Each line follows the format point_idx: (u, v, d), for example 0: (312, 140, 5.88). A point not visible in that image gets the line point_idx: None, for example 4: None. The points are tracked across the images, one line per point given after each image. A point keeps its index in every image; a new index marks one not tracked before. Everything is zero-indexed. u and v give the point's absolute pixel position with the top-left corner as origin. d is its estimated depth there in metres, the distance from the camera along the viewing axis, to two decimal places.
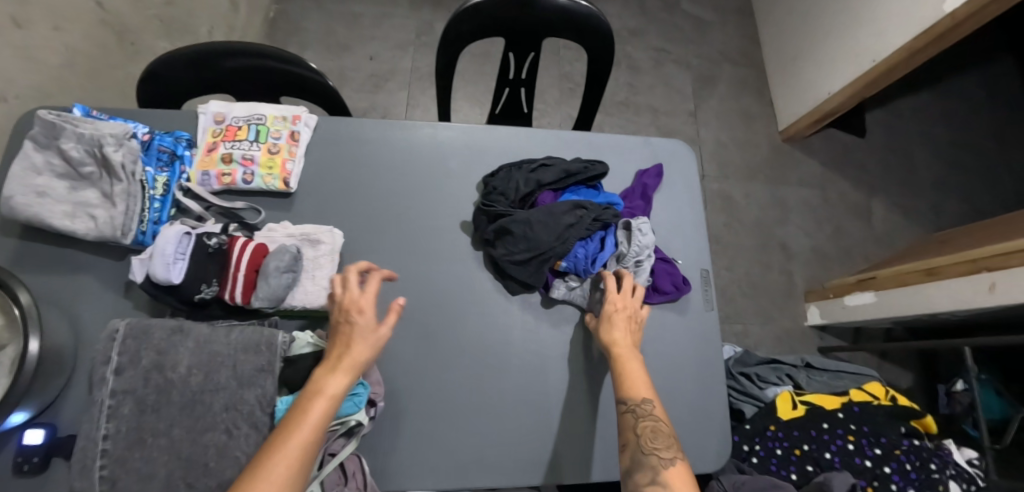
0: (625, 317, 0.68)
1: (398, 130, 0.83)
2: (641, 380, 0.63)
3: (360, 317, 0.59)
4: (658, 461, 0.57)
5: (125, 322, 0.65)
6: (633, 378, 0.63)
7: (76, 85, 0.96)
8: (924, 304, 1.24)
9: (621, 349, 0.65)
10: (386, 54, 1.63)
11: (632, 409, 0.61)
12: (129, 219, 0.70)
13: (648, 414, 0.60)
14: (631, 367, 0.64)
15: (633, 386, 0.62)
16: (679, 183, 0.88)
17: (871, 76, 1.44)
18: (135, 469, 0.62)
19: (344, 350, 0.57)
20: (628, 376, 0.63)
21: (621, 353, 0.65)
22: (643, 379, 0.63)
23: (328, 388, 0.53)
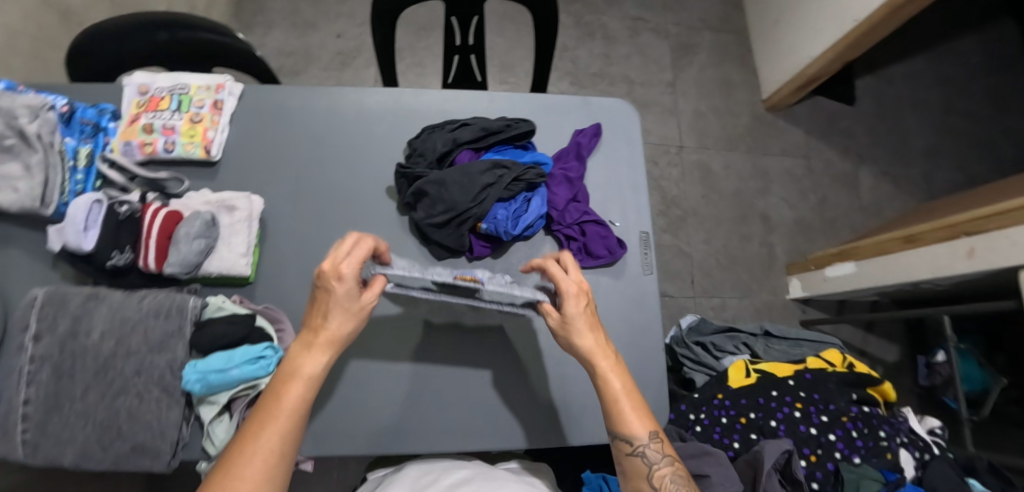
0: (592, 325, 0.61)
1: (324, 96, 0.81)
2: (635, 411, 0.59)
3: (340, 289, 0.55)
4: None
5: (45, 290, 0.65)
6: (628, 412, 0.59)
7: (17, 64, 0.96)
8: (903, 273, 1.17)
9: (601, 361, 0.60)
10: (352, 31, 1.61)
11: (640, 450, 0.58)
12: (50, 189, 0.69)
13: (657, 453, 0.58)
14: (624, 396, 0.59)
15: (631, 423, 0.58)
16: (619, 144, 0.85)
17: (853, 37, 1.36)
18: (53, 433, 0.63)
19: (320, 325, 0.56)
20: (622, 410, 0.59)
21: (611, 378, 0.59)
22: (628, 388, 0.60)
23: (304, 369, 0.55)
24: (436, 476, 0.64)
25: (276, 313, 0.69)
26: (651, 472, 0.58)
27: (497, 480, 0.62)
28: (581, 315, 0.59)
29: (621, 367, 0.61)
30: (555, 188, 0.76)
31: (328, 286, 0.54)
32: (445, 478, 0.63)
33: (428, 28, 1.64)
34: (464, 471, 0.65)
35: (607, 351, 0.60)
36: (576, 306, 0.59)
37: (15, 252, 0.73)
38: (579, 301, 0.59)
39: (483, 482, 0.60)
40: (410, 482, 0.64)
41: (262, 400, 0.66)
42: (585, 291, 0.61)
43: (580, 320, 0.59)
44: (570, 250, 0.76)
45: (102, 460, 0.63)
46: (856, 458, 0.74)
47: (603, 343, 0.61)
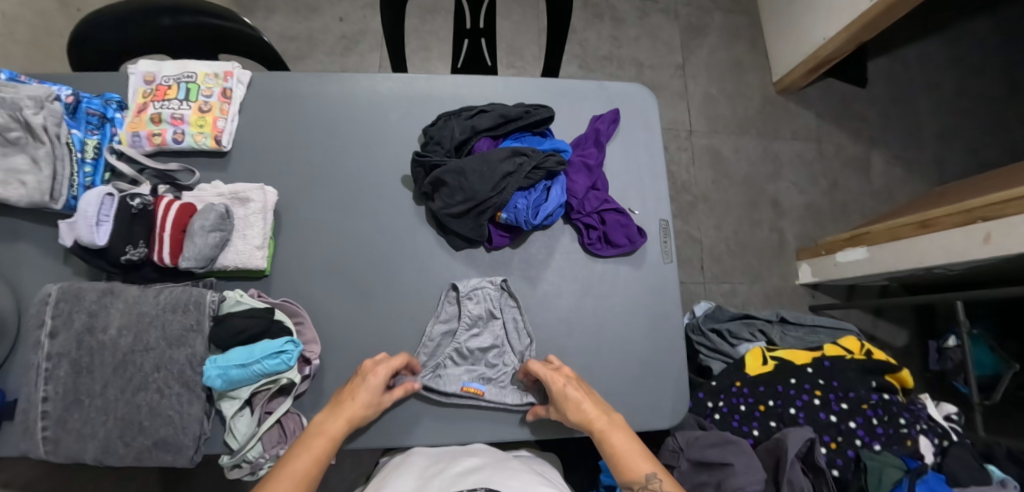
0: (581, 393, 0.64)
1: (335, 82, 0.78)
2: (635, 453, 0.60)
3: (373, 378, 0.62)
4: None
5: (58, 286, 0.64)
6: (629, 457, 0.60)
7: (15, 51, 0.93)
8: (917, 259, 1.16)
9: (600, 425, 0.62)
10: (356, 15, 1.57)
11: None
12: (58, 183, 0.68)
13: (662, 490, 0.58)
14: (623, 444, 0.61)
15: (635, 466, 0.59)
16: (637, 130, 0.83)
17: (868, 19, 1.32)
18: (73, 429, 0.62)
19: (347, 398, 0.62)
20: (625, 457, 0.60)
21: (610, 437, 0.61)
22: (636, 451, 0.61)
23: (329, 429, 0.59)
24: (446, 463, 0.63)
25: (294, 306, 0.68)
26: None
27: (508, 469, 0.60)
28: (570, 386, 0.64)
29: (623, 430, 0.63)
30: (575, 176, 0.75)
31: (363, 378, 0.63)
32: (455, 465, 0.62)
33: (433, 11, 1.60)
34: (475, 458, 0.63)
35: (599, 411, 0.63)
36: (563, 384, 0.63)
37: (26, 246, 0.72)
38: (568, 384, 0.64)
39: (493, 472, 0.58)
40: (419, 467, 0.63)
41: (285, 394, 0.66)
42: (568, 376, 0.65)
43: (569, 393, 0.63)
44: (589, 239, 0.75)
45: (124, 456, 0.62)
46: (877, 445, 0.73)
47: (595, 401, 0.64)
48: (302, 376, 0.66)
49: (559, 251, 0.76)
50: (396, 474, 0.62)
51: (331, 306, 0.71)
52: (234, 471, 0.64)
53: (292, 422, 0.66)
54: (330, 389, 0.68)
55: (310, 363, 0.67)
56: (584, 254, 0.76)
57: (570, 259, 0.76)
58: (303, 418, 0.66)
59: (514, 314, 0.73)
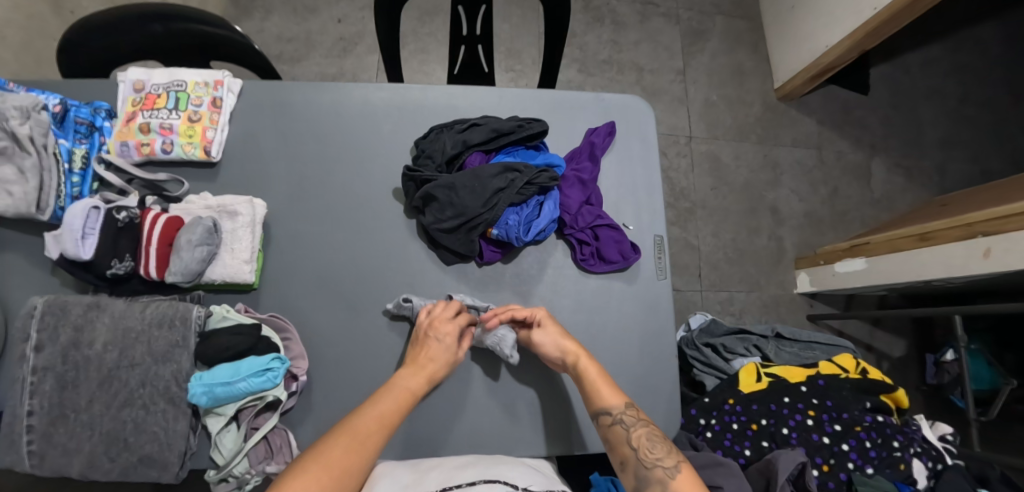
0: (559, 330, 0.67)
1: (328, 93, 0.77)
2: (605, 385, 0.64)
3: (444, 337, 0.66)
4: (665, 472, 0.56)
5: (44, 299, 0.64)
6: (597, 385, 0.63)
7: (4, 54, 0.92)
8: (915, 271, 1.15)
9: (579, 359, 0.65)
10: (354, 15, 1.55)
11: (618, 419, 0.62)
12: (45, 194, 0.67)
13: (632, 417, 0.62)
14: (597, 376, 0.64)
15: (604, 395, 0.63)
16: (633, 144, 0.82)
17: (871, 26, 1.31)
18: (58, 444, 0.62)
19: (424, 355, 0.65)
20: (596, 387, 0.64)
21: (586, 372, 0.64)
22: (612, 389, 0.64)
23: (408, 385, 0.63)
24: (437, 459, 0.63)
25: (281, 321, 0.67)
26: (629, 435, 0.61)
27: (502, 464, 0.62)
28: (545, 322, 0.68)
29: (598, 369, 0.66)
30: (568, 191, 0.74)
31: (432, 329, 0.65)
32: (448, 460, 0.63)
33: (432, 13, 1.58)
34: (466, 455, 0.64)
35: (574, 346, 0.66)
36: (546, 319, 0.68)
37: (14, 256, 0.71)
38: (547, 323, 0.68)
39: (488, 465, 0.60)
40: (411, 464, 0.63)
41: (272, 409, 0.66)
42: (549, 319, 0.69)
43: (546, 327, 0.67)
44: (582, 255, 0.74)
45: (109, 471, 0.62)
46: (869, 469, 0.73)
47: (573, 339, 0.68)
48: (288, 393, 0.65)
49: (551, 266, 0.75)
50: (389, 467, 0.61)
51: (319, 320, 0.70)
52: (222, 484, 0.64)
53: (278, 437, 0.66)
54: (318, 404, 0.68)
55: (298, 379, 0.66)
56: (577, 269, 0.75)
57: (562, 275, 0.75)
58: (290, 434, 0.66)
59: None
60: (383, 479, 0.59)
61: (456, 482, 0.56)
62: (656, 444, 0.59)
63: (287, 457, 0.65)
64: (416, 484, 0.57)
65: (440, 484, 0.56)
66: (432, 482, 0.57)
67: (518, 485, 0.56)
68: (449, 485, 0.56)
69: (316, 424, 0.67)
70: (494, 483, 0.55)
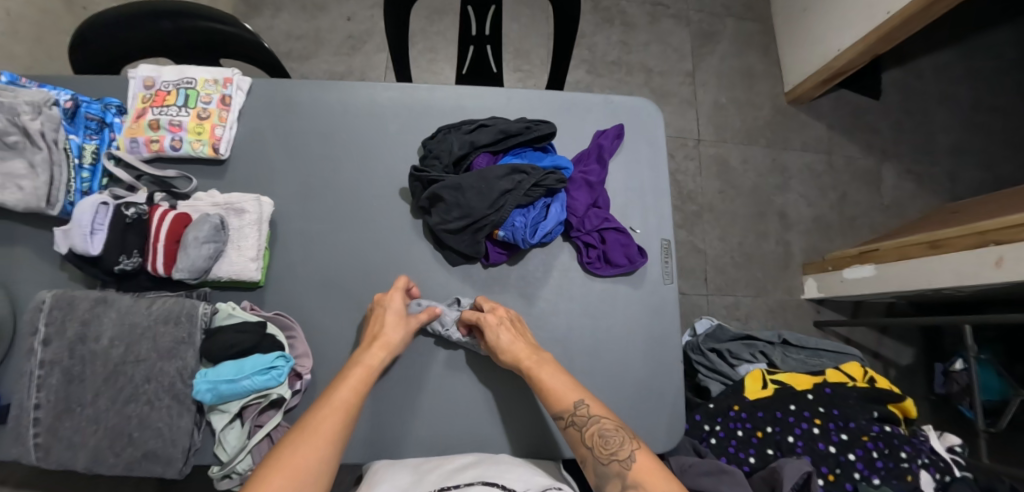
0: (512, 333, 0.65)
1: (336, 92, 0.77)
2: (553, 388, 0.61)
3: (393, 309, 0.66)
4: (621, 465, 0.56)
5: (52, 293, 0.64)
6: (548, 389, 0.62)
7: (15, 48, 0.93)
8: (925, 280, 1.14)
9: (528, 360, 0.63)
10: (363, 14, 1.56)
11: (571, 420, 0.60)
12: (55, 189, 0.68)
13: (584, 416, 0.60)
14: (545, 379, 0.62)
15: (553, 399, 0.61)
16: (641, 147, 0.81)
17: (884, 30, 1.29)
18: (64, 437, 0.62)
19: (378, 330, 0.65)
20: (545, 390, 0.62)
21: (536, 371, 0.63)
22: (566, 384, 0.62)
23: (364, 360, 0.62)
24: (439, 459, 0.64)
25: (287, 320, 0.67)
26: (583, 435, 0.59)
27: (503, 464, 0.62)
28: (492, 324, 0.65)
29: (551, 365, 0.64)
30: (575, 193, 0.74)
31: (382, 303, 0.66)
32: (449, 461, 0.63)
33: (441, 12, 1.58)
34: (468, 456, 0.64)
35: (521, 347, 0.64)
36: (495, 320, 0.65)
37: (23, 250, 0.72)
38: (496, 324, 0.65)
39: (489, 467, 0.60)
40: (415, 463, 0.64)
41: (276, 407, 0.66)
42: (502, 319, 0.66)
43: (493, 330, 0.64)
44: (588, 258, 0.74)
45: (114, 465, 0.62)
46: (876, 479, 0.72)
47: (528, 339, 0.66)
48: (292, 391, 0.65)
49: (557, 269, 0.75)
50: (391, 468, 0.63)
51: (324, 319, 0.70)
52: (224, 481, 0.64)
53: (281, 435, 0.66)
54: None
55: (302, 378, 0.66)
56: (582, 272, 0.75)
57: (567, 277, 0.74)
58: (293, 432, 0.66)
59: None
60: (381, 482, 0.59)
61: (453, 483, 0.56)
62: (610, 440, 0.58)
63: None
64: (414, 485, 0.58)
65: (437, 483, 0.57)
66: (430, 482, 0.58)
67: (514, 489, 0.55)
68: (446, 486, 0.56)
69: None
70: (490, 487, 0.55)
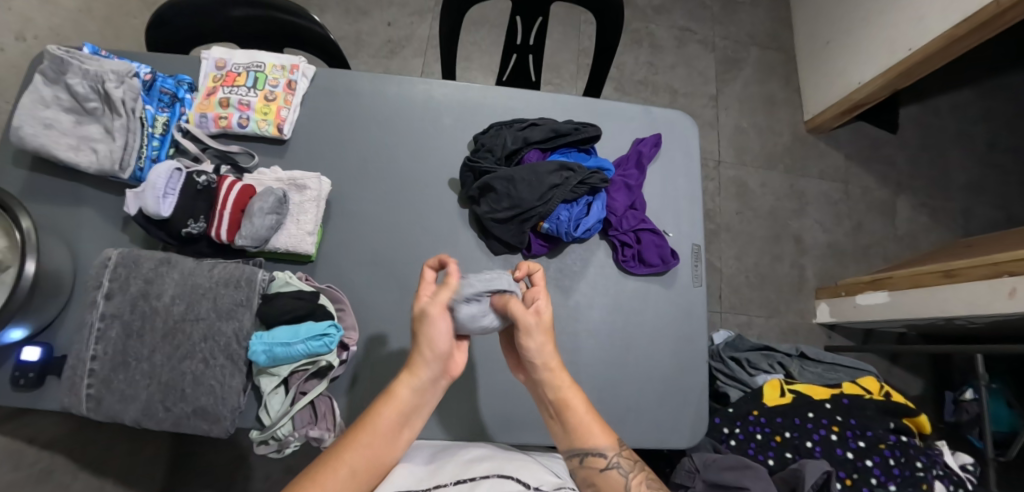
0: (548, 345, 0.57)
1: (393, 84, 0.82)
2: (595, 424, 0.57)
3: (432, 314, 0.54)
4: None
5: (118, 251, 0.68)
6: (583, 423, 0.57)
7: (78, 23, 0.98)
8: (938, 308, 1.16)
9: (563, 388, 0.57)
10: (404, 20, 1.62)
11: (613, 462, 0.56)
12: (128, 154, 0.72)
13: (628, 460, 0.56)
14: (588, 413, 0.57)
15: (593, 436, 0.56)
16: (677, 157, 0.85)
17: (905, 66, 1.35)
18: (117, 389, 0.65)
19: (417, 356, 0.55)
20: (583, 426, 0.57)
21: (570, 399, 0.57)
22: (595, 421, 0.58)
23: (399, 395, 0.55)
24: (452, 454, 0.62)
25: (337, 293, 0.70)
26: (626, 482, 0.55)
27: (518, 460, 0.60)
28: (540, 327, 0.56)
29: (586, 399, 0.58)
30: (615, 194, 0.78)
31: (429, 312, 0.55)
32: (464, 454, 0.61)
33: (478, 23, 1.65)
34: (479, 449, 0.63)
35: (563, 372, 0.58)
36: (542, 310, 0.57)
37: (88, 212, 0.77)
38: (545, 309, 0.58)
39: (503, 461, 0.58)
40: (427, 456, 0.62)
41: (320, 377, 0.68)
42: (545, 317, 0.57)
43: (535, 331, 0.55)
44: (623, 256, 0.77)
45: (162, 420, 0.65)
46: (892, 486, 0.75)
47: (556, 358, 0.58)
48: (339, 361, 0.68)
49: (594, 265, 0.78)
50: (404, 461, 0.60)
51: (370, 297, 0.73)
52: (261, 445, 0.66)
53: (322, 404, 0.68)
54: (364, 377, 0.71)
55: (348, 349, 0.69)
56: (617, 270, 0.79)
57: (603, 273, 0.78)
58: (334, 401, 0.68)
59: None
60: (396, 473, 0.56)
61: (470, 475, 0.54)
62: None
63: (329, 424, 0.68)
64: (431, 475, 0.55)
65: (454, 474, 0.55)
66: (447, 473, 0.55)
67: (529, 484, 0.52)
68: (462, 478, 0.53)
69: (360, 395, 0.70)
70: (506, 481, 0.52)
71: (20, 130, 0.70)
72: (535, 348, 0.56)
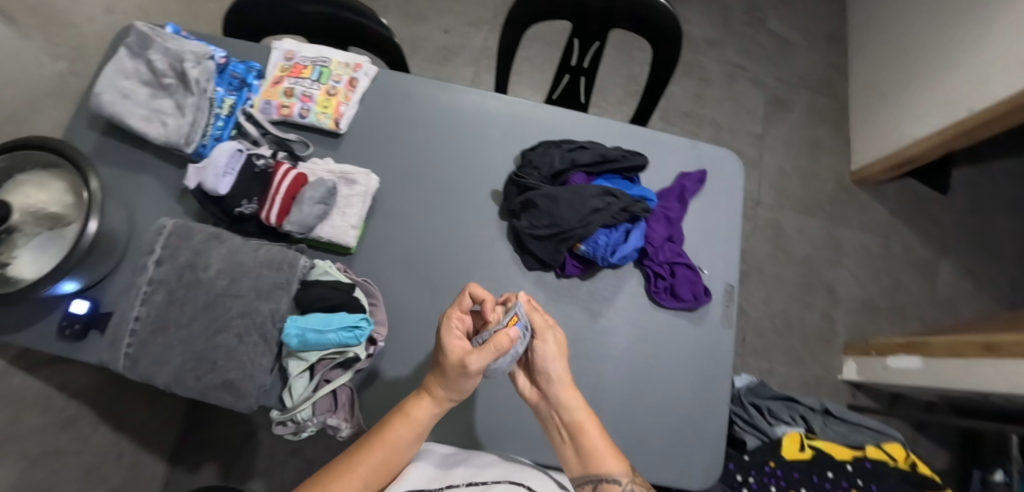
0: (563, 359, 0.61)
1: (448, 92, 0.84)
2: (608, 447, 0.57)
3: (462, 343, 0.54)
4: None
5: (173, 221, 0.71)
6: (596, 444, 0.57)
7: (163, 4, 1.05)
8: (976, 381, 1.10)
9: (581, 410, 0.59)
10: (459, 29, 1.66)
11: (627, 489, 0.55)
12: (194, 130, 0.75)
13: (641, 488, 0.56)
14: (601, 435, 0.58)
15: (609, 461, 0.56)
16: (720, 193, 0.85)
17: (964, 126, 1.31)
18: (153, 352, 0.67)
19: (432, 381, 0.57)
20: (597, 448, 0.57)
21: (586, 420, 0.58)
22: (610, 448, 0.58)
23: (414, 413, 0.57)
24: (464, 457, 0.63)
25: (372, 287, 0.72)
26: None
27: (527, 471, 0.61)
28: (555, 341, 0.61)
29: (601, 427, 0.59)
30: (655, 224, 0.78)
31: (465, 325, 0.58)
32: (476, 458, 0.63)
33: (531, 39, 1.67)
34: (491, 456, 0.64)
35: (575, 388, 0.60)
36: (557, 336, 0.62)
37: (149, 180, 0.81)
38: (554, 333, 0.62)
39: (514, 472, 0.59)
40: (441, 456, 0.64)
41: (344, 367, 0.69)
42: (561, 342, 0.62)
43: (548, 338, 0.61)
44: (656, 287, 0.77)
45: (191, 388, 0.67)
46: None
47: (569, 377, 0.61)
48: (366, 354, 0.69)
49: (624, 292, 0.78)
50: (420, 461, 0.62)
51: (402, 295, 0.75)
52: (279, 426, 0.68)
53: (343, 394, 0.70)
54: (386, 372, 0.72)
55: (376, 344, 0.70)
56: (648, 300, 0.78)
57: (633, 302, 0.78)
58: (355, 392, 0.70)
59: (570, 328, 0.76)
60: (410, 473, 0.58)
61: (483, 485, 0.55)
62: None
63: (348, 414, 0.69)
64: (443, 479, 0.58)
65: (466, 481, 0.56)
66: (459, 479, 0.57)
67: None
68: (474, 481, 0.57)
69: (381, 389, 0.72)
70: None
71: (99, 97, 0.74)
72: (547, 354, 0.60)
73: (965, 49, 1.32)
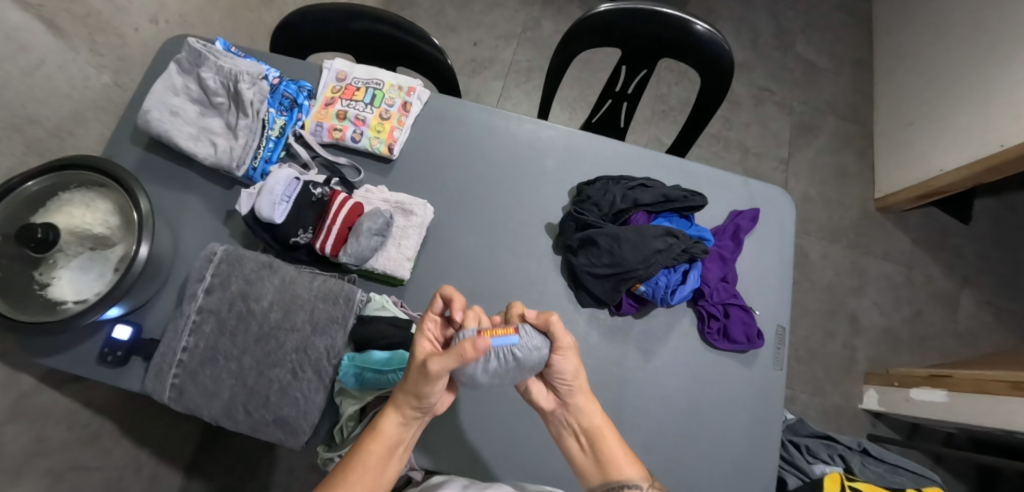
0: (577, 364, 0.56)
1: (501, 119, 0.83)
2: (625, 453, 0.57)
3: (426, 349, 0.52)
4: None
5: (223, 247, 0.69)
6: (616, 452, 0.57)
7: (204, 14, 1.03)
8: (999, 417, 1.09)
9: (598, 418, 0.58)
10: (489, 42, 1.65)
11: None
12: (246, 152, 0.73)
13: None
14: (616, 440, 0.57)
15: (624, 467, 0.56)
16: (772, 233, 0.84)
17: (994, 161, 1.31)
18: (202, 384, 0.65)
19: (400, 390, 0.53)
20: (612, 453, 0.56)
21: (602, 424, 0.58)
22: (624, 453, 0.57)
23: (384, 429, 0.53)
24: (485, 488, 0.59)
25: None
26: None
27: None
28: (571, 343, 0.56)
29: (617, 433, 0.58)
30: (710, 264, 0.77)
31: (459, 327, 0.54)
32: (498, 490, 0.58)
33: None
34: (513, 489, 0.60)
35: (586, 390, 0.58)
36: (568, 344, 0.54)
37: (194, 200, 0.79)
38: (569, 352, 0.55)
39: None
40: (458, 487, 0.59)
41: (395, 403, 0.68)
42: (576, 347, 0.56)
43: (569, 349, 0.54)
44: (709, 328, 0.76)
45: (240, 422, 0.65)
46: None
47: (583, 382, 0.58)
48: None
49: (677, 332, 0.77)
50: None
51: None
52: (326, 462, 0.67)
53: None
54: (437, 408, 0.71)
55: None
56: (700, 341, 0.77)
57: (686, 342, 0.77)
58: None
59: (622, 368, 0.74)
60: None
61: None
62: None
63: None
64: None
65: None
66: None
67: None
68: None
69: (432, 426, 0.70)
70: None
71: (148, 114, 0.72)
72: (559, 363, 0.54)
73: (998, 83, 1.32)
